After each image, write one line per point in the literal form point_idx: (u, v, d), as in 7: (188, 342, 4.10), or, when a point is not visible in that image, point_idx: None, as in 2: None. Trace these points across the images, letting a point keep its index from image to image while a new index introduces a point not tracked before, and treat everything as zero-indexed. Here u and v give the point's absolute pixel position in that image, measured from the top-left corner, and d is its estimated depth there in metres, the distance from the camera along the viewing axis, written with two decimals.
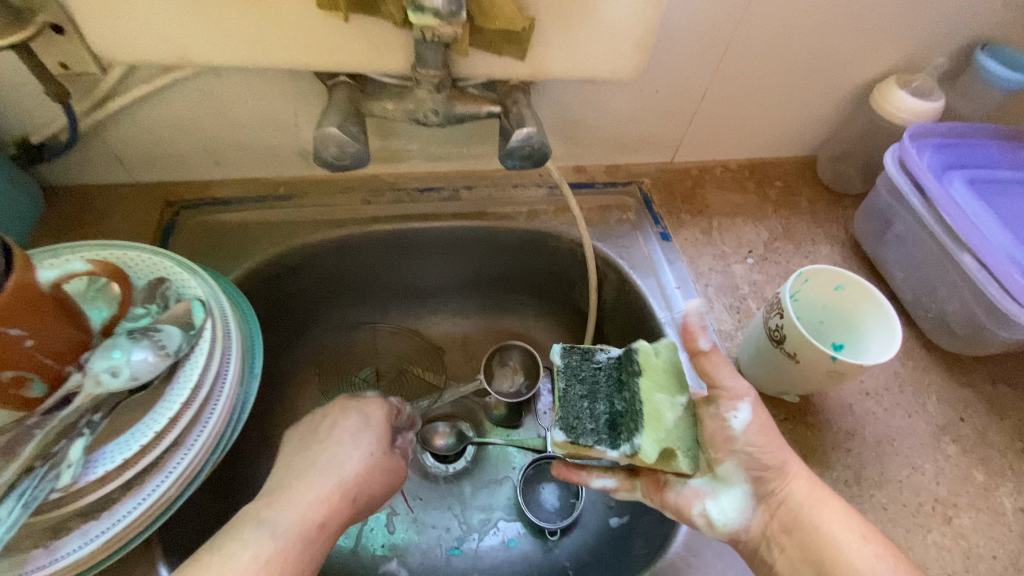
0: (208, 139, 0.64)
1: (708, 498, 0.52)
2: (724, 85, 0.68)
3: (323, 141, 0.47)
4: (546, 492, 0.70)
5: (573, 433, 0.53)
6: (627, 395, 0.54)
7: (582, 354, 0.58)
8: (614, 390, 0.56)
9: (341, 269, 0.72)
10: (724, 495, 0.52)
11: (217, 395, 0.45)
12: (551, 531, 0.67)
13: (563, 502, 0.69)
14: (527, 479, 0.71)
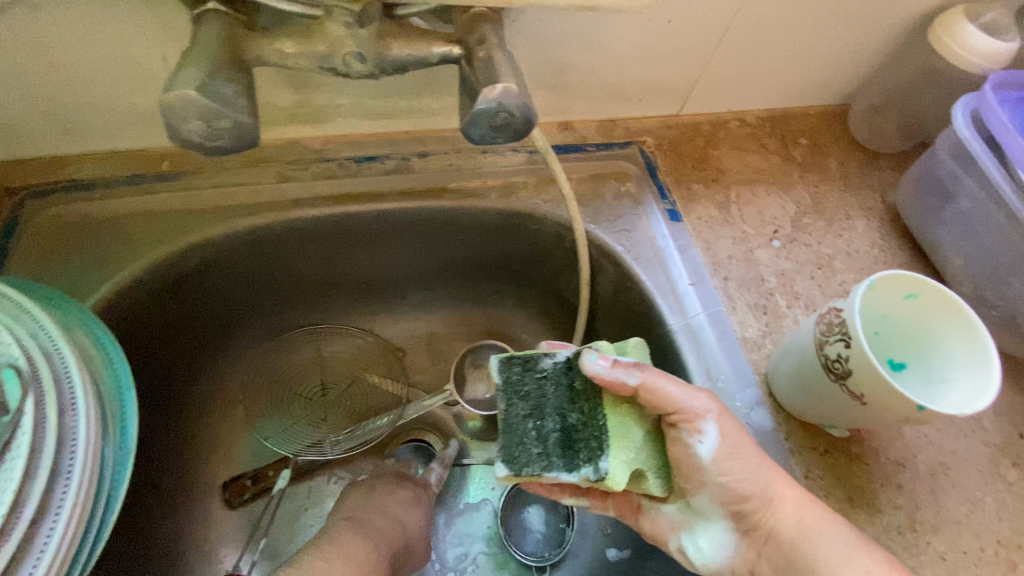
0: (42, 98, 0.45)
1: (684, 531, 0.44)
2: (755, 14, 0.52)
3: (176, 109, 0.30)
4: (530, 516, 0.61)
5: (516, 464, 0.40)
6: (585, 407, 0.41)
7: (523, 364, 0.43)
8: (566, 400, 0.42)
9: (262, 267, 0.55)
10: (701, 528, 0.43)
11: (57, 508, 0.31)
12: (540, 567, 0.58)
13: (551, 530, 0.60)
14: (508, 503, 0.61)
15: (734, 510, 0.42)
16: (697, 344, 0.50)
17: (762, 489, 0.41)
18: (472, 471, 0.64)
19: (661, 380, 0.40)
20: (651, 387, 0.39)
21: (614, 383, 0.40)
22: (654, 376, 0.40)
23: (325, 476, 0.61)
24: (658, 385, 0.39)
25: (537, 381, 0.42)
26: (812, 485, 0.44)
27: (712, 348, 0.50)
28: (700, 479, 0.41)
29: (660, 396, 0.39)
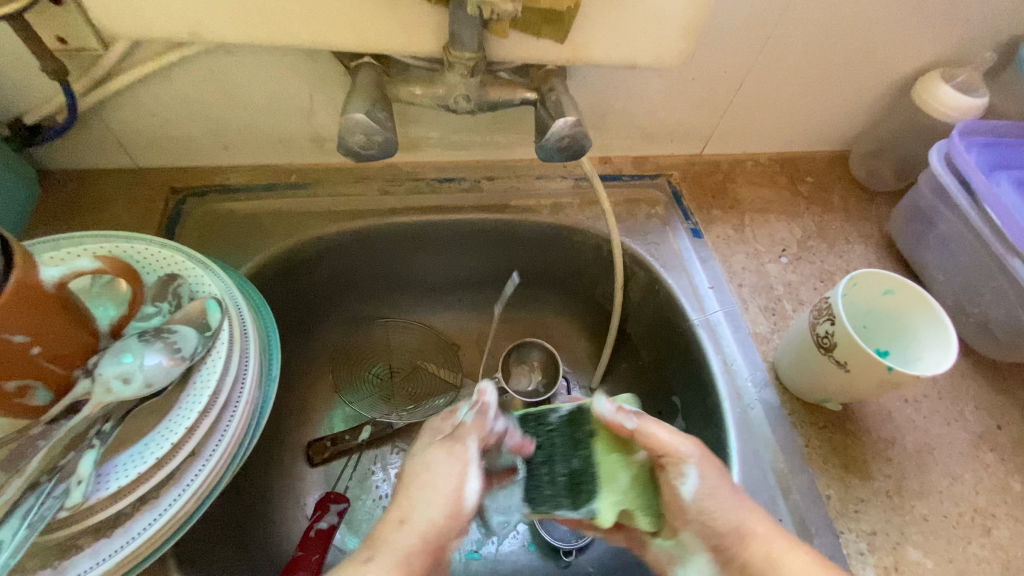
0: (217, 123, 0.59)
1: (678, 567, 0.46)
2: (764, 74, 0.64)
3: (349, 129, 0.44)
4: None
5: (534, 504, 0.47)
6: (586, 451, 0.47)
7: (536, 420, 0.50)
8: (571, 448, 0.48)
9: (356, 263, 0.68)
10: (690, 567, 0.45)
11: (236, 401, 0.41)
12: (567, 551, 0.63)
13: None
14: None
15: (712, 545, 0.43)
16: (715, 337, 0.60)
17: (737, 525, 0.43)
18: None
19: (654, 429, 0.45)
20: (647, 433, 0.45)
21: (616, 425, 0.46)
22: (648, 424, 0.45)
23: (389, 447, 0.69)
24: (653, 432, 0.45)
25: (546, 432, 0.49)
26: (811, 452, 0.52)
27: (728, 341, 0.59)
28: (684, 516, 0.44)
29: (652, 440, 0.44)
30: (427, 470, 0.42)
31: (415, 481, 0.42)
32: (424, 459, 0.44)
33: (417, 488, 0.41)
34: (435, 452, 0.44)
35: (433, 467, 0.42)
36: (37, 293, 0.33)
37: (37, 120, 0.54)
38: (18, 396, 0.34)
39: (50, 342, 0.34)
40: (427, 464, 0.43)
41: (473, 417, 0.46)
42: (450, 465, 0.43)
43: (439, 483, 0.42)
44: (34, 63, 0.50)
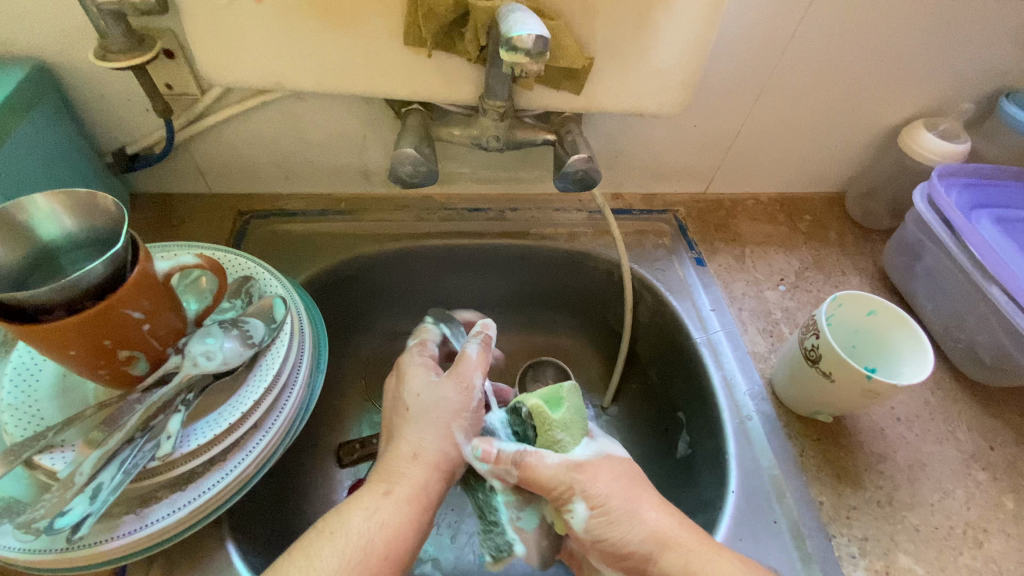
0: (282, 157, 0.70)
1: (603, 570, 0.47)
2: (759, 123, 0.72)
3: (399, 160, 0.53)
4: None
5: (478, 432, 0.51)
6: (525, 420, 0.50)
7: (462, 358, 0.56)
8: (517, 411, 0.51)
9: (391, 280, 0.76)
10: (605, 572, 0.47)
11: (293, 383, 0.49)
12: None
13: None
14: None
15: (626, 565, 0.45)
16: (716, 354, 0.65)
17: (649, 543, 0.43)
18: None
19: (537, 463, 0.46)
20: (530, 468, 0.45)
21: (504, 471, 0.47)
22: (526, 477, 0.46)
23: None
24: (534, 466, 0.46)
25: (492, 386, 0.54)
26: (805, 461, 0.56)
27: (729, 358, 0.64)
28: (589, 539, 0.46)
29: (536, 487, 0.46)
30: (433, 401, 0.49)
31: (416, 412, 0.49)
32: (418, 389, 0.50)
33: (429, 426, 0.47)
34: (431, 384, 0.50)
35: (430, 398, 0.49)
36: (151, 283, 0.41)
37: (137, 150, 0.65)
38: (124, 363, 0.42)
39: (155, 323, 0.43)
40: (434, 397, 0.49)
41: (477, 348, 0.53)
42: (457, 398, 0.49)
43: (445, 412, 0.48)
44: (143, 105, 0.62)
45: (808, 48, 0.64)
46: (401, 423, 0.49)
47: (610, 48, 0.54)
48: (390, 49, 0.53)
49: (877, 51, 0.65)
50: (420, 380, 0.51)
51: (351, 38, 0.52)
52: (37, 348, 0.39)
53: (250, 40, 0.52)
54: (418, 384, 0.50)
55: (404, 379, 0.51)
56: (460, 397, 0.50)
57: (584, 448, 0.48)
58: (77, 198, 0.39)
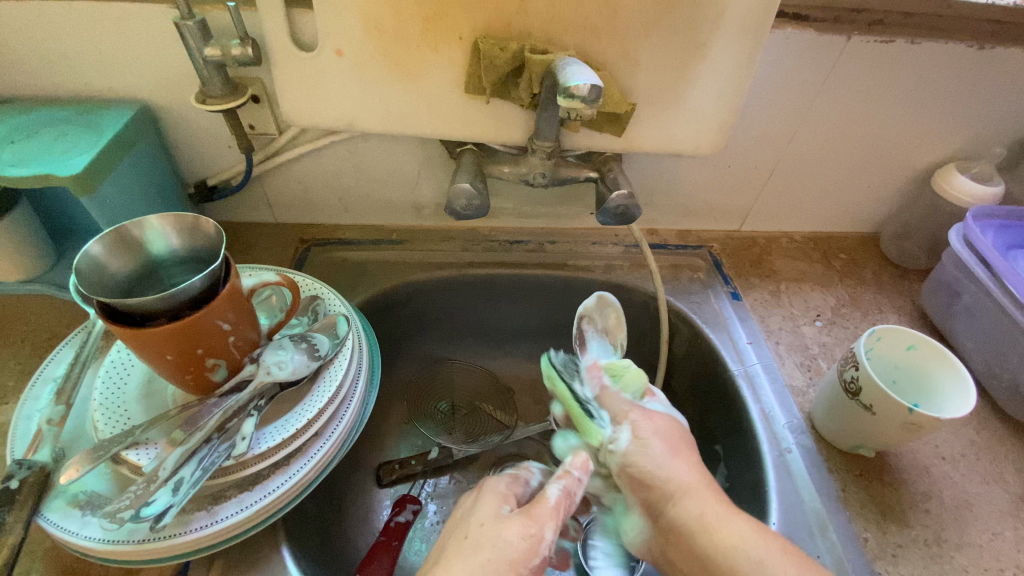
0: (343, 190, 0.76)
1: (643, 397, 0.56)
2: (791, 165, 0.76)
3: (455, 194, 0.58)
4: None
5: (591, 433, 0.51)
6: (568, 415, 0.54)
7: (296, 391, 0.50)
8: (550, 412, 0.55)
9: (436, 306, 0.81)
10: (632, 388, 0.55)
11: (352, 395, 0.53)
12: None
13: None
14: None
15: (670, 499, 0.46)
16: (754, 386, 0.65)
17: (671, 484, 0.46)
18: None
19: (615, 395, 0.52)
20: (603, 401, 0.52)
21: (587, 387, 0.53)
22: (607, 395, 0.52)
23: (446, 475, 0.76)
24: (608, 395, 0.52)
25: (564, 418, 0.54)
26: (848, 496, 0.56)
27: (766, 389, 0.65)
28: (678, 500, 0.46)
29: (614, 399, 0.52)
30: (493, 540, 0.41)
31: (464, 557, 0.41)
32: (501, 533, 0.42)
33: (472, 560, 0.40)
34: (498, 519, 0.43)
35: (501, 540, 0.41)
36: (238, 297, 0.46)
37: (215, 183, 0.72)
38: (207, 370, 0.47)
39: (237, 334, 0.47)
40: (483, 544, 0.41)
41: (559, 492, 0.44)
42: (513, 538, 0.41)
43: (505, 553, 0.41)
44: (227, 142, 0.69)
45: (840, 94, 0.67)
46: (451, 548, 0.42)
47: (651, 95, 0.59)
48: (451, 96, 0.59)
49: (907, 99, 0.69)
50: (493, 514, 0.44)
51: (418, 87, 0.58)
52: (137, 351, 0.43)
53: (330, 88, 0.59)
54: (487, 515, 0.44)
55: (471, 523, 0.44)
56: (532, 536, 0.42)
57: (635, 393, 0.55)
58: (185, 221, 0.45)
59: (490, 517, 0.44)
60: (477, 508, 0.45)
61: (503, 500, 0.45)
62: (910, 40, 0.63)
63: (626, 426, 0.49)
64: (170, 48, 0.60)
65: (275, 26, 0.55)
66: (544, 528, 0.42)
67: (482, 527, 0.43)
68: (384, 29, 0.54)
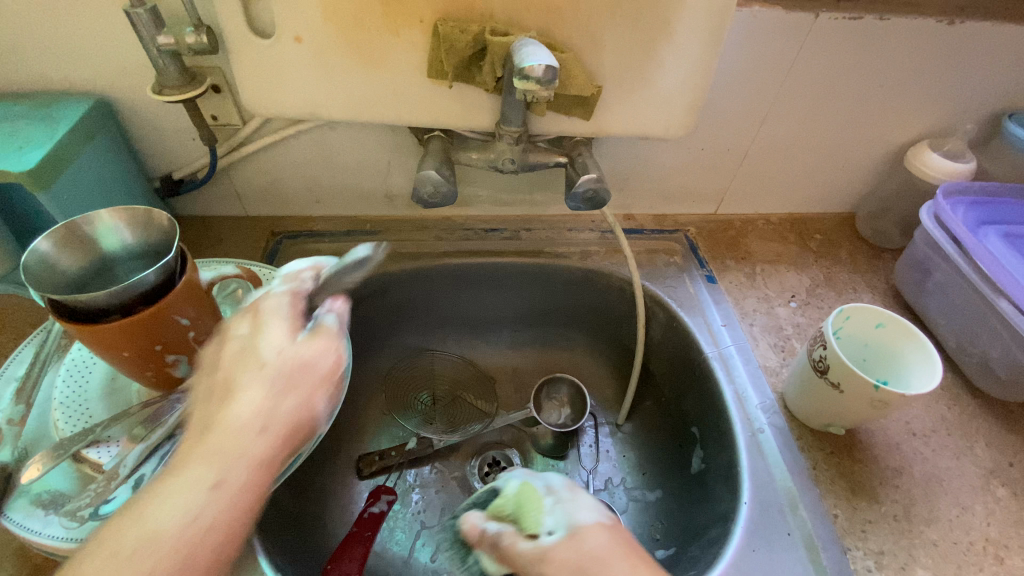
0: (313, 181, 0.75)
1: (558, 518, 0.43)
2: (764, 146, 0.75)
3: (421, 181, 0.57)
4: None
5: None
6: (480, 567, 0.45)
7: None
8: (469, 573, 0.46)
9: (412, 296, 0.80)
10: (548, 517, 0.44)
11: None
12: None
13: None
14: None
15: None
16: (727, 368, 0.66)
17: None
18: None
19: (511, 544, 0.42)
20: (506, 557, 0.42)
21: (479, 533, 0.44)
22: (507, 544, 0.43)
23: (427, 465, 0.77)
24: (507, 548, 0.42)
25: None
26: (819, 474, 0.56)
27: (739, 371, 0.65)
28: None
29: (514, 556, 0.42)
30: (268, 353, 0.37)
31: (239, 371, 0.37)
32: (258, 345, 0.38)
33: (256, 372, 0.37)
34: (272, 330, 0.39)
35: (275, 347, 0.38)
36: (196, 291, 0.45)
37: (181, 176, 0.71)
38: (167, 364, 0.46)
39: (198, 329, 0.46)
40: (268, 355, 0.37)
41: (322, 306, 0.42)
42: (298, 356, 0.38)
43: (279, 355, 0.37)
44: (190, 134, 0.68)
45: (809, 73, 0.67)
46: (225, 369, 0.37)
47: (617, 77, 0.58)
48: (414, 80, 0.58)
49: (877, 76, 0.68)
50: (249, 325, 0.39)
51: (381, 73, 0.57)
52: (93, 350, 0.42)
53: (289, 76, 0.58)
54: (257, 332, 0.39)
55: (224, 346, 0.38)
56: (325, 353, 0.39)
57: (552, 524, 0.43)
58: (136, 215, 0.44)
59: (239, 334, 0.39)
60: (242, 324, 0.39)
61: (245, 317, 0.40)
62: (879, 17, 0.62)
63: None
64: (124, 37, 0.59)
65: (229, 12, 0.53)
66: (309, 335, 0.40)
67: (241, 346, 0.38)
68: (341, 14, 0.53)
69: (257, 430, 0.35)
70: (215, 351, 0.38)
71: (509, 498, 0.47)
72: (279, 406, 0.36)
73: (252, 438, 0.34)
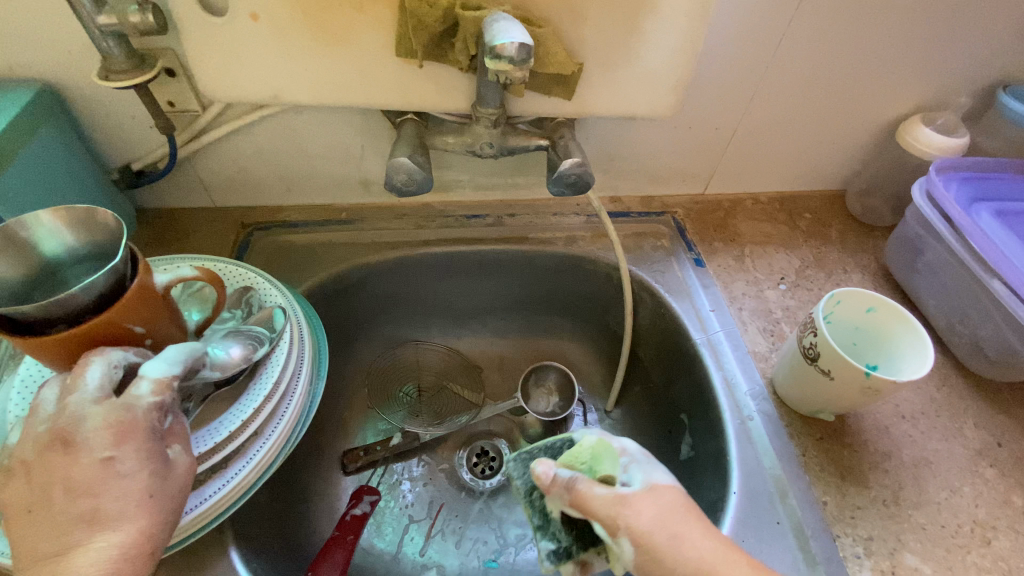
0: (283, 169, 0.71)
1: (633, 474, 0.46)
2: (754, 124, 0.72)
3: (394, 169, 0.53)
4: None
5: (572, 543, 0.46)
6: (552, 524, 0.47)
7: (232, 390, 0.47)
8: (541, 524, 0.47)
9: (393, 288, 0.77)
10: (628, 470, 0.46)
11: (292, 391, 0.49)
12: None
13: None
14: None
15: None
16: (716, 354, 0.64)
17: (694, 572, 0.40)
18: None
19: (590, 492, 0.43)
20: (579, 502, 0.43)
21: (551, 483, 0.44)
22: (584, 490, 0.43)
23: (416, 459, 0.77)
24: (586, 495, 0.43)
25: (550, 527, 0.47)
26: (808, 461, 0.55)
27: (728, 357, 0.64)
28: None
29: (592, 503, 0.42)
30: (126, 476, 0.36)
31: (103, 499, 0.35)
32: (123, 473, 0.36)
33: (125, 498, 0.36)
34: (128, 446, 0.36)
35: (148, 473, 0.36)
36: (151, 296, 0.42)
37: (141, 167, 0.67)
38: None
39: (157, 336, 0.43)
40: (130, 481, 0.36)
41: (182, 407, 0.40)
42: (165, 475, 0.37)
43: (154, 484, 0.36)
44: (146, 122, 0.63)
45: (800, 46, 0.64)
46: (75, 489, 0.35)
47: (599, 53, 0.55)
48: (382, 59, 0.54)
49: (870, 48, 0.65)
50: (108, 444, 0.36)
51: (347, 52, 0.53)
52: (44, 362, 0.40)
53: (247, 57, 0.53)
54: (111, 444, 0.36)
55: (72, 468, 0.35)
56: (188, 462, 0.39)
57: (631, 478, 0.45)
58: (78, 214, 0.40)
59: (100, 459, 0.35)
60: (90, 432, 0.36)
61: (99, 433, 0.36)
62: None
63: (625, 539, 0.41)
64: (63, 17, 0.54)
65: None
66: (177, 444, 0.39)
67: (99, 466, 0.36)
68: None
69: (142, 555, 0.35)
70: (56, 465, 0.35)
71: (586, 449, 0.47)
72: (162, 527, 0.37)
73: (134, 562, 0.35)
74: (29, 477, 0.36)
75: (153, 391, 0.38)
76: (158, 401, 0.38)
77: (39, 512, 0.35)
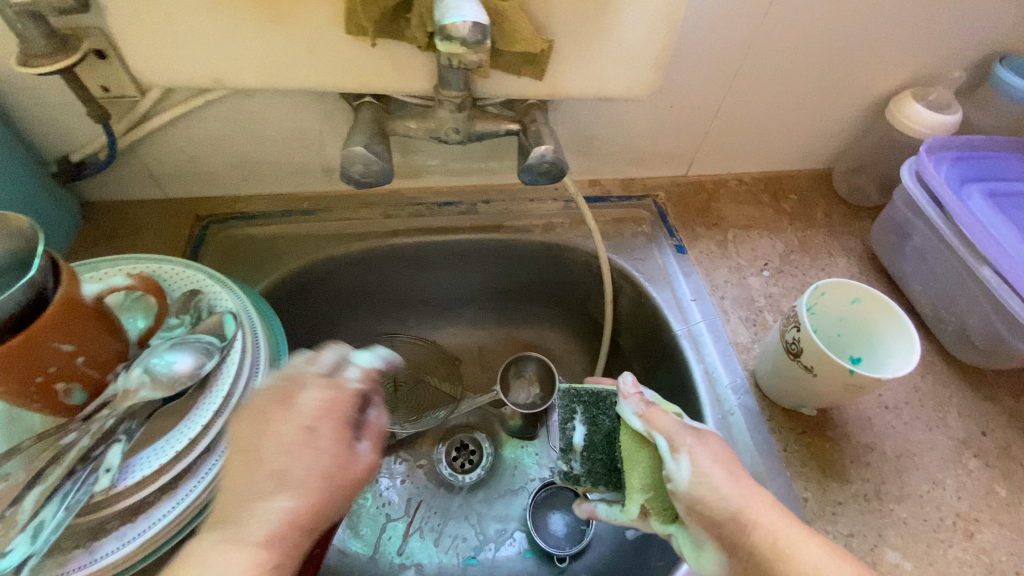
0: (238, 157, 0.66)
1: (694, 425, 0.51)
2: (739, 101, 0.69)
3: (350, 159, 0.49)
4: (555, 516, 0.70)
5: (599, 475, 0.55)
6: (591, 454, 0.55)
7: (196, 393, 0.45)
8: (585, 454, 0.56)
9: (363, 281, 0.74)
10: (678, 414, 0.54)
11: None
12: (560, 558, 0.67)
13: (573, 528, 0.69)
14: (536, 504, 0.71)
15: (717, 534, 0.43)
16: (697, 346, 0.62)
17: (732, 514, 0.43)
18: (515, 460, 0.76)
19: (661, 413, 0.51)
20: (649, 417, 0.50)
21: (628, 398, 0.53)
22: (654, 411, 0.51)
23: (392, 456, 0.75)
24: (657, 416, 0.50)
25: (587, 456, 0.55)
26: (790, 456, 0.54)
27: (709, 349, 0.62)
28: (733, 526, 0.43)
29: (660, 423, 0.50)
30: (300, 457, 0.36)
31: (280, 463, 0.36)
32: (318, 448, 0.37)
33: (312, 474, 0.36)
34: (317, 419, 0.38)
35: (336, 451, 0.38)
36: (81, 310, 0.38)
37: (81, 158, 0.61)
38: (58, 395, 0.40)
39: (90, 352, 0.40)
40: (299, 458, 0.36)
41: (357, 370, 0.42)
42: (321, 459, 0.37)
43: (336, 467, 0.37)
44: (80, 110, 0.58)
45: (788, 17, 0.60)
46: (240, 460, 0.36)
47: (571, 29, 0.50)
48: (333, 38, 0.49)
49: (861, 19, 0.61)
50: (313, 412, 0.38)
51: (294, 31, 0.48)
52: None
53: (182, 37, 0.48)
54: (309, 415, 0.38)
55: (282, 423, 0.37)
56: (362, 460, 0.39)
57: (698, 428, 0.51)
58: None
59: (302, 425, 0.37)
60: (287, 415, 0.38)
61: (312, 403, 0.38)
62: None
63: (684, 457, 0.46)
64: None
65: None
66: (365, 440, 0.41)
67: (304, 432, 0.37)
68: None
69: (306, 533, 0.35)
70: (262, 424, 0.37)
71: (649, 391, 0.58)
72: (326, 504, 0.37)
73: (297, 535, 0.35)
74: (242, 427, 0.37)
75: (361, 374, 0.42)
76: (362, 382, 0.41)
77: (250, 464, 0.36)
